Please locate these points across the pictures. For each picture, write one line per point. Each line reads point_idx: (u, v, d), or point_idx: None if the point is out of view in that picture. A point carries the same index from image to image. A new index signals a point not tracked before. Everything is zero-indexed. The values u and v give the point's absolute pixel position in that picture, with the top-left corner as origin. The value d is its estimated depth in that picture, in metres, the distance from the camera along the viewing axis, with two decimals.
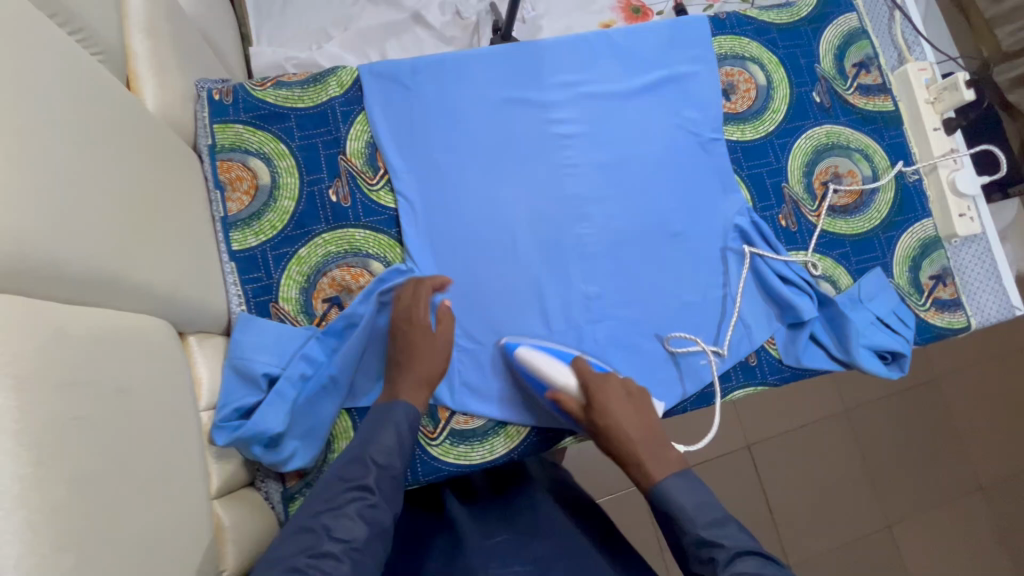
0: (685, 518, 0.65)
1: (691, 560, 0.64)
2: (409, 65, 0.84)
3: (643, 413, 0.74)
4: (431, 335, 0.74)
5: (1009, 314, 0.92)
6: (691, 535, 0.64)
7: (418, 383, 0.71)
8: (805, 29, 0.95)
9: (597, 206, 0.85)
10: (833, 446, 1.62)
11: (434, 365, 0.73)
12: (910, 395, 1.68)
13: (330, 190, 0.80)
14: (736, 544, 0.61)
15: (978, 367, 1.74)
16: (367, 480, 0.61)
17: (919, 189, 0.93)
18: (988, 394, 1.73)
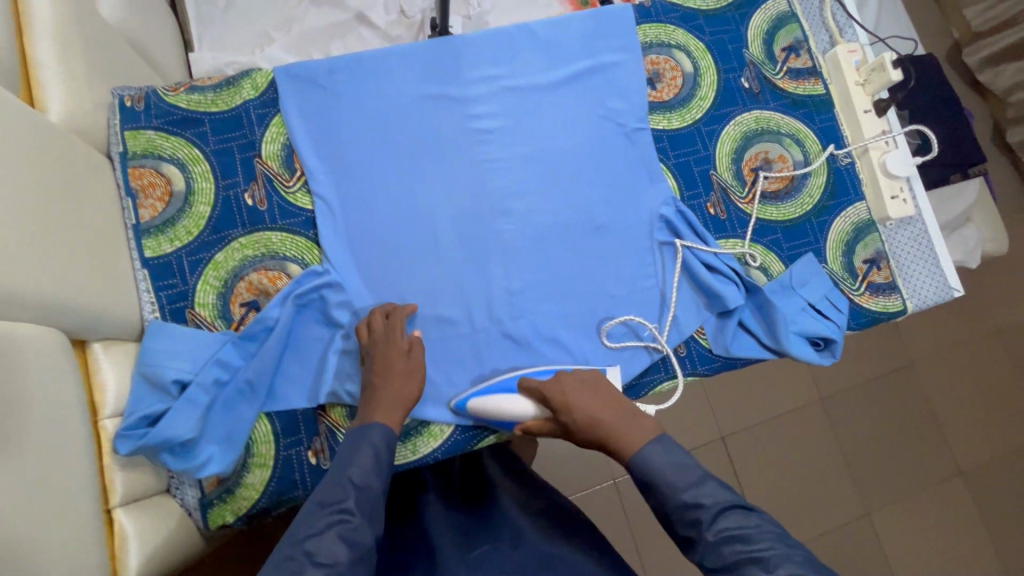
0: (666, 484, 0.64)
1: (674, 525, 0.63)
2: (325, 65, 0.83)
3: (602, 394, 0.73)
4: (407, 359, 0.73)
5: (946, 296, 0.91)
6: (672, 502, 0.63)
7: (392, 405, 0.70)
8: (732, 14, 0.94)
9: (520, 201, 0.84)
10: (807, 434, 1.61)
11: (409, 387, 0.72)
12: (884, 380, 1.67)
13: (246, 194, 0.79)
14: (717, 502, 0.61)
15: (953, 350, 1.72)
16: (347, 503, 0.61)
17: (852, 172, 0.92)
18: (965, 376, 1.70)
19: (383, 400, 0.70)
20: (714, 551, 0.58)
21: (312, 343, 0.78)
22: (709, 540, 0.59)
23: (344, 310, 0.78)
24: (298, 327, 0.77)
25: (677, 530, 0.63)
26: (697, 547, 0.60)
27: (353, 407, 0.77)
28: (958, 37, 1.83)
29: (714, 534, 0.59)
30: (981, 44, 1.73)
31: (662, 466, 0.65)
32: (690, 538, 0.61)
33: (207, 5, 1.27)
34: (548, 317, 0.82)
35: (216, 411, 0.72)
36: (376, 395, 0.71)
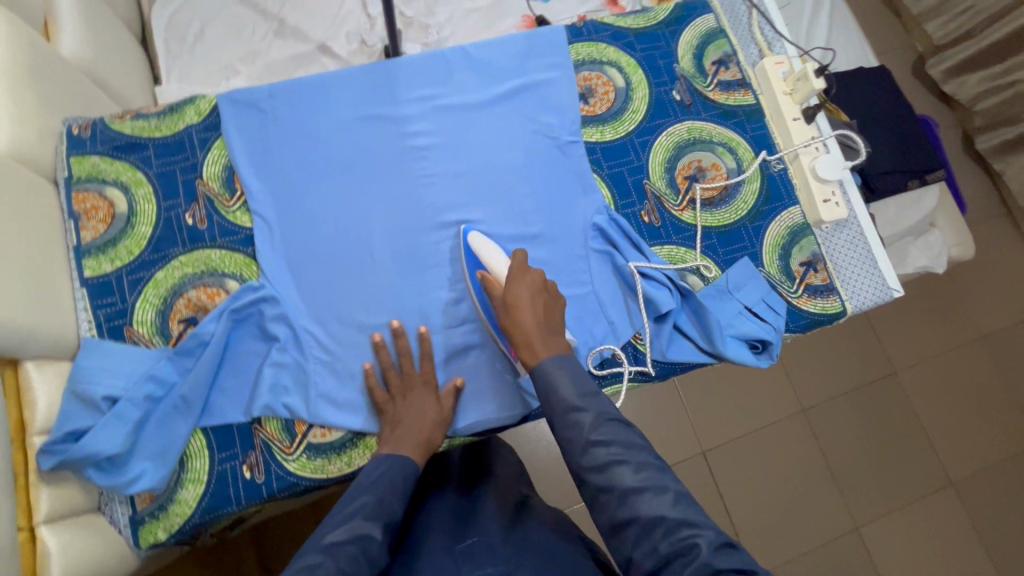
0: (558, 392, 0.67)
1: (556, 425, 0.66)
2: (266, 90, 0.87)
3: (550, 307, 0.74)
4: (439, 408, 0.78)
5: (887, 297, 0.91)
6: (562, 404, 0.66)
7: (420, 444, 0.75)
8: (662, 32, 0.98)
9: (456, 214, 0.86)
10: (788, 446, 1.58)
11: (438, 434, 0.77)
12: (865, 391, 1.65)
13: (187, 214, 0.82)
14: (600, 411, 0.65)
15: (936, 358, 1.70)
16: (372, 520, 0.64)
17: (785, 178, 0.94)
18: (949, 384, 1.69)
19: (410, 439, 0.74)
20: (588, 452, 0.63)
21: (248, 357, 0.79)
22: (587, 443, 0.64)
23: (279, 324, 0.79)
24: (236, 341, 0.79)
25: (556, 433, 0.66)
26: (571, 450, 0.65)
27: (289, 419, 0.77)
28: (922, 52, 1.88)
29: (595, 439, 0.63)
30: (942, 56, 1.78)
31: (557, 374, 0.67)
32: (568, 442, 0.65)
33: (175, 41, 1.32)
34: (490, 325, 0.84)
35: (148, 426, 0.72)
36: (403, 431, 0.75)
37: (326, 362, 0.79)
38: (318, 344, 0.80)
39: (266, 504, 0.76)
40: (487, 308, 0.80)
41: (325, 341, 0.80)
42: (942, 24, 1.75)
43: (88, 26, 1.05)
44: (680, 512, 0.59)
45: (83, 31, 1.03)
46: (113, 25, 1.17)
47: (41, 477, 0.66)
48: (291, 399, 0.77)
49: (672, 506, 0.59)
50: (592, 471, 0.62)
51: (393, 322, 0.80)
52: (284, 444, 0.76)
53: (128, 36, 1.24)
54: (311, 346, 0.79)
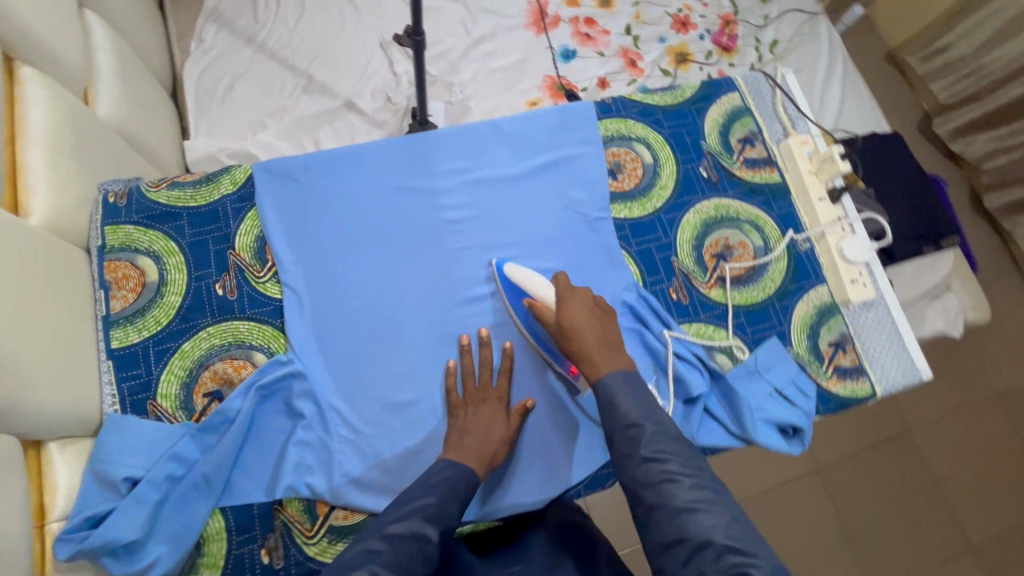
0: (619, 407, 0.68)
1: (613, 442, 0.67)
2: (301, 160, 0.88)
3: (603, 325, 0.76)
4: (507, 425, 0.79)
5: (916, 379, 0.91)
6: (622, 417, 0.67)
7: (482, 458, 0.74)
8: (689, 109, 1.00)
9: (485, 288, 0.86)
10: (804, 506, 1.54)
11: (502, 451, 0.77)
12: (881, 450, 1.61)
13: (217, 285, 0.82)
14: (657, 427, 0.65)
15: (952, 416, 1.67)
16: (429, 520, 0.63)
17: (811, 257, 0.94)
18: (965, 444, 1.66)
19: (474, 452, 0.74)
20: (642, 465, 0.63)
21: (272, 433, 0.77)
22: (641, 456, 0.63)
23: (305, 400, 0.78)
24: (259, 416, 0.77)
25: (613, 448, 0.66)
26: (625, 464, 0.64)
27: (311, 500, 0.75)
28: (927, 109, 1.92)
29: (650, 455, 0.63)
30: (949, 116, 1.82)
31: (617, 393, 0.69)
32: (623, 455, 0.65)
33: (206, 95, 1.36)
34: (523, 386, 0.84)
35: (167, 508, 0.70)
36: (467, 438, 0.75)
37: (351, 441, 0.78)
38: (343, 422, 0.78)
39: None
40: (536, 329, 0.83)
41: (351, 419, 0.78)
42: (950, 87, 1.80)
43: (123, 87, 1.08)
44: (730, 538, 0.56)
45: (117, 92, 1.06)
46: (146, 82, 1.20)
47: (56, 566, 0.63)
48: (314, 479, 0.75)
49: (723, 533, 0.56)
50: (644, 486, 0.62)
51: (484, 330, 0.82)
52: (305, 526, 0.74)
53: (160, 91, 1.28)
54: (336, 422, 0.78)
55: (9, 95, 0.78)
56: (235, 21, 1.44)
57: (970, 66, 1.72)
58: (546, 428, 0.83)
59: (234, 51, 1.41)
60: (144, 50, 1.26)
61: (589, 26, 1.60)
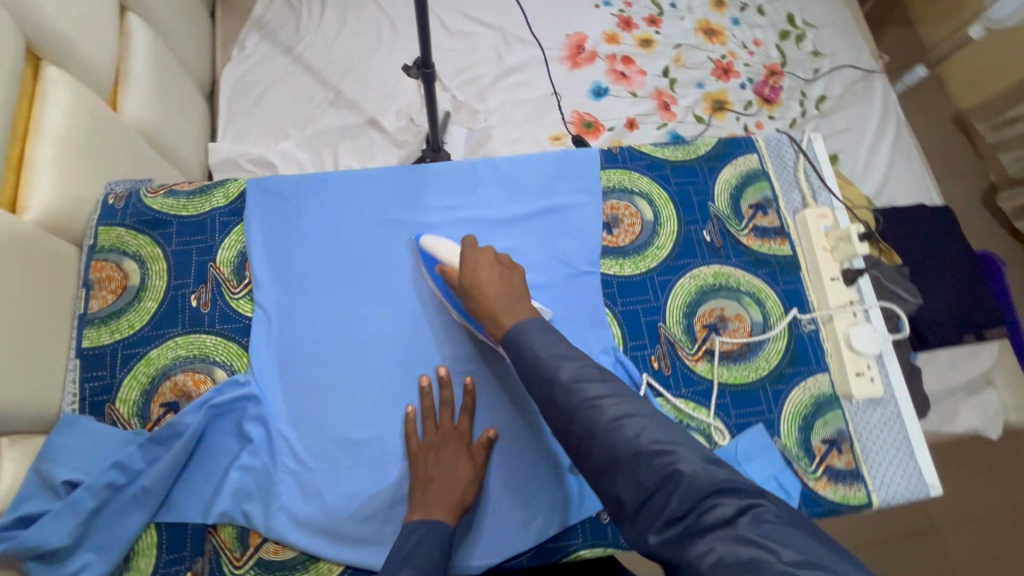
0: (529, 349, 0.69)
1: (526, 380, 0.68)
2: (294, 181, 0.89)
3: (509, 278, 0.77)
4: (472, 465, 0.75)
5: (922, 495, 0.81)
6: (540, 357, 0.68)
7: (450, 505, 0.72)
8: (701, 167, 0.95)
9: (454, 333, 0.83)
10: None
11: (471, 493, 0.74)
12: (902, 543, 1.45)
13: (193, 296, 0.82)
14: (573, 359, 0.67)
15: (988, 518, 1.49)
16: None
17: (815, 340, 0.87)
18: (1001, 552, 1.46)
19: (442, 500, 0.72)
20: (569, 395, 0.64)
21: (219, 454, 0.76)
22: (564, 386, 0.64)
23: (256, 425, 0.77)
24: (210, 433, 0.77)
25: (536, 386, 0.67)
26: (544, 401, 0.66)
27: (245, 529, 0.74)
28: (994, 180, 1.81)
29: (574, 384, 0.64)
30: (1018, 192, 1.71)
31: (529, 334, 0.70)
32: (548, 387, 0.66)
33: (238, 100, 1.41)
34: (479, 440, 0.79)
35: (104, 517, 0.70)
36: (431, 491, 0.73)
37: (295, 472, 0.76)
38: (291, 452, 0.77)
39: None
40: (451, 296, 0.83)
41: (298, 450, 0.77)
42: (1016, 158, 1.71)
43: (156, 91, 1.14)
44: (654, 441, 0.58)
45: (149, 96, 1.11)
46: (181, 85, 1.26)
47: None
48: (251, 507, 0.74)
49: (649, 438, 0.59)
50: (572, 415, 0.63)
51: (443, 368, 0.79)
52: (235, 554, 0.73)
53: (195, 93, 1.34)
54: (283, 451, 0.76)
55: (30, 94, 0.82)
56: (278, 33, 1.50)
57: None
58: (501, 485, 0.78)
59: (272, 61, 1.46)
60: (185, 53, 1.33)
61: (626, 65, 1.57)
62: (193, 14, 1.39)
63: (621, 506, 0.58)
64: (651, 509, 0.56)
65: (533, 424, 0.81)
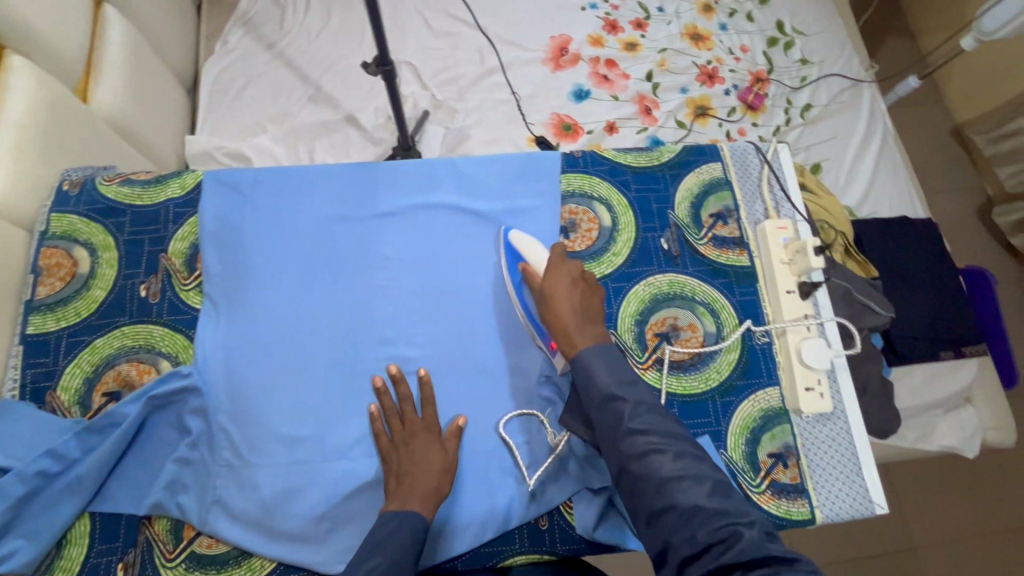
0: (598, 379, 0.69)
1: (591, 408, 0.69)
2: (252, 176, 0.89)
3: (587, 298, 0.76)
4: (443, 454, 0.74)
5: (867, 513, 0.80)
6: (604, 391, 0.68)
7: (426, 496, 0.70)
8: (663, 173, 0.94)
9: (402, 332, 0.83)
10: None
11: (446, 483, 0.72)
12: (879, 562, 1.42)
13: (142, 286, 0.83)
14: (633, 401, 0.67)
15: (965, 539, 1.47)
16: None
17: (768, 353, 0.86)
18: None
19: (417, 491, 0.70)
20: (627, 439, 0.64)
21: (159, 444, 0.77)
22: (625, 428, 0.65)
23: (196, 417, 0.77)
24: (150, 424, 0.77)
25: (597, 419, 0.68)
26: (608, 436, 0.66)
27: (179, 521, 0.74)
28: (991, 194, 1.77)
29: (634, 428, 0.64)
30: (1014, 207, 1.68)
31: (595, 367, 0.70)
32: (609, 425, 0.66)
33: (217, 94, 1.42)
34: None
35: (34, 505, 0.70)
36: (412, 484, 0.71)
37: (231, 466, 0.76)
38: (229, 445, 0.76)
39: None
40: (523, 294, 0.82)
41: (237, 443, 0.76)
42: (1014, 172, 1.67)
43: (129, 80, 1.14)
44: (713, 501, 0.59)
45: (121, 85, 1.12)
46: (159, 76, 1.27)
47: None
48: (185, 499, 0.74)
49: (707, 496, 0.59)
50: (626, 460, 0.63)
51: (392, 367, 0.78)
52: (167, 547, 0.73)
53: (174, 84, 1.35)
54: (221, 446, 0.76)
55: None
56: (262, 27, 1.50)
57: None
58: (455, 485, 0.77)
59: (253, 55, 1.47)
60: (165, 47, 1.34)
61: (609, 68, 1.56)
62: (175, 6, 1.39)
63: (665, 557, 0.58)
64: (699, 566, 0.56)
65: (486, 422, 0.80)
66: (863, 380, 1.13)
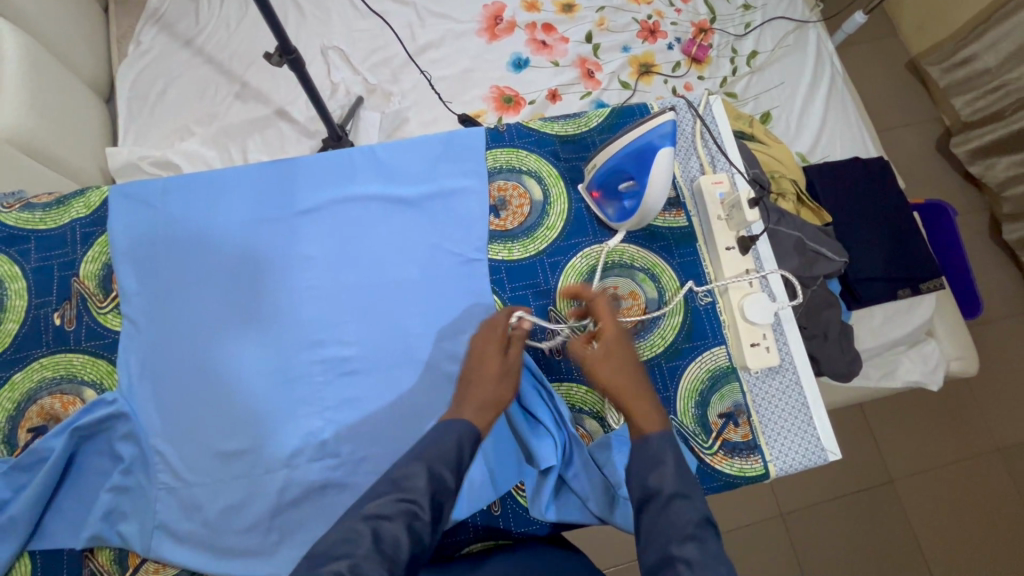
0: (665, 469, 0.62)
1: (654, 501, 0.61)
2: (160, 185, 0.84)
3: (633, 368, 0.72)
4: (505, 361, 0.72)
5: (820, 460, 0.79)
6: (665, 488, 0.61)
7: (483, 405, 0.68)
8: (592, 140, 0.91)
9: (334, 332, 0.80)
10: (766, 559, 1.39)
11: (505, 388, 0.71)
12: (858, 499, 1.45)
13: (55, 314, 0.79)
14: (690, 512, 0.59)
15: (942, 467, 1.50)
16: (419, 495, 0.58)
17: (712, 312, 0.85)
18: (956, 500, 1.47)
19: (472, 402, 0.68)
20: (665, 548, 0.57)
21: (92, 476, 0.75)
22: (670, 541, 0.57)
23: (127, 443, 0.75)
24: (82, 453, 0.75)
25: (646, 515, 0.60)
26: (659, 528, 0.58)
27: (123, 550, 0.72)
28: (949, 125, 1.75)
29: (681, 541, 0.56)
30: (969, 135, 1.66)
31: (665, 459, 0.63)
32: (659, 529, 0.59)
33: (137, 100, 1.35)
34: (362, 442, 0.76)
35: None
36: (473, 390, 0.70)
37: (170, 488, 0.74)
38: (166, 468, 0.74)
39: None
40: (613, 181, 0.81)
41: (174, 464, 0.75)
42: (967, 99, 1.65)
43: (35, 95, 1.08)
44: None
45: (26, 98, 1.05)
46: (71, 88, 1.20)
47: None
48: (126, 527, 0.72)
49: None
50: (666, 567, 0.56)
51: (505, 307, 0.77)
52: None
53: (89, 95, 1.27)
54: (158, 469, 0.74)
55: None
56: (176, 24, 1.42)
57: (999, 80, 1.54)
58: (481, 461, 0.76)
59: (171, 55, 1.39)
60: (72, 55, 1.26)
61: (547, 33, 1.50)
62: (77, 11, 1.30)
63: None
64: None
65: (431, 409, 0.78)
66: (822, 327, 1.13)
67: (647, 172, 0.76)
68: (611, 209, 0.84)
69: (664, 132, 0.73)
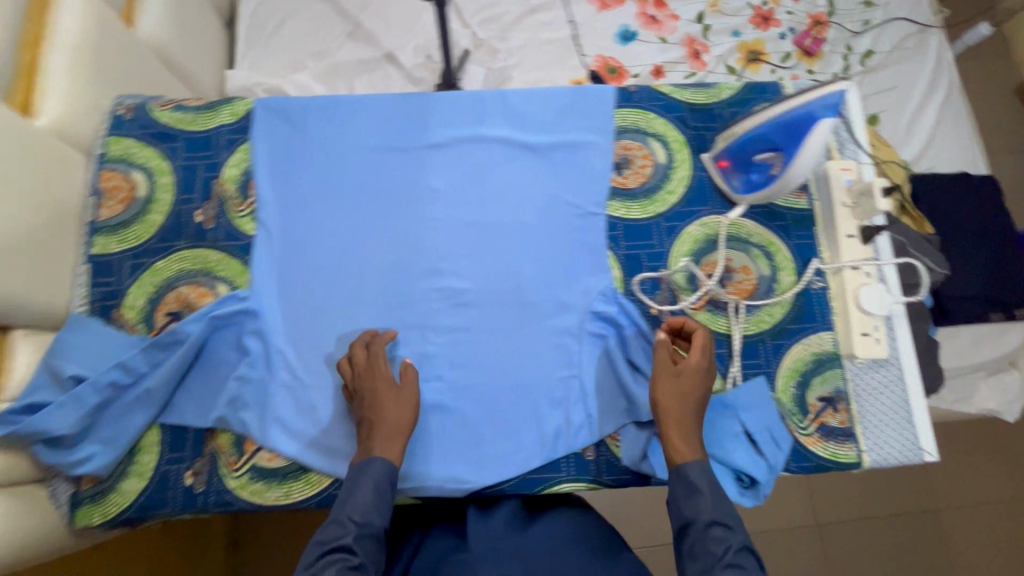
0: (703, 495, 0.65)
1: (693, 525, 0.64)
2: (300, 104, 0.87)
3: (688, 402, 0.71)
4: (395, 400, 0.72)
5: (915, 460, 0.80)
6: (703, 516, 0.64)
7: (388, 436, 0.70)
8: (721, 111, 0.90)
9: (451, 264, 0.83)
10: (797, 563, 1.39)
11: (405, 419, 0.71)
12: (901, 522, 1.43)
13: (197, 211, 0.84)
14: (731, 536, 0.63)
15: (998, 502, 1.46)
16: (347, 541, 0.63)
17: (823, 298, 0.84)
18: (1005, 538, 1.44)
19: (381, 435, 0.70)
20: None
21: (218, 364, 0.79)
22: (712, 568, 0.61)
23: (255, 339, 0.79)
24: (211, 342, 0.80)
25: (689, 540, 0.64)
26: (702, 552, 0.63)
27: (241, 435, 0.77)
28: None
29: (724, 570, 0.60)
30: None
31: (699, 472, 0.66)
32: (700, 554, 0.63)
33: (256, 28, 1.39)
34: (467, 372, 0.80)
35: (110, 412, 0.74)
36: (375, 429, 0.70)
37: (289, 386, 0.78)
38: (286, 367, 0.79)
39: (196, 513, 0.75)
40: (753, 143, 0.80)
41: (294, 366, 0.79)
42: None
43: (175, 10, 1.13)
44: None
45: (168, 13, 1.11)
46: (202, 9, 1.25)
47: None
48: (247, 416, 0.77)
49: None
50: None
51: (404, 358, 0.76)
52: (231, 459, 0.76)
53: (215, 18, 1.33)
54: (279, 367, 0.79)
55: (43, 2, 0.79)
56: None
57: None
58: (581, 406, 0.79)
59: None
60: None
61: (658, 8, 1.48)
62: None
63: None
64: None
65: (536, 350, 0.80)
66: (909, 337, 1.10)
67: (800, 141, 0.76)
68: (737, 180, 0.84)
69: (829, 103, 0.74)
